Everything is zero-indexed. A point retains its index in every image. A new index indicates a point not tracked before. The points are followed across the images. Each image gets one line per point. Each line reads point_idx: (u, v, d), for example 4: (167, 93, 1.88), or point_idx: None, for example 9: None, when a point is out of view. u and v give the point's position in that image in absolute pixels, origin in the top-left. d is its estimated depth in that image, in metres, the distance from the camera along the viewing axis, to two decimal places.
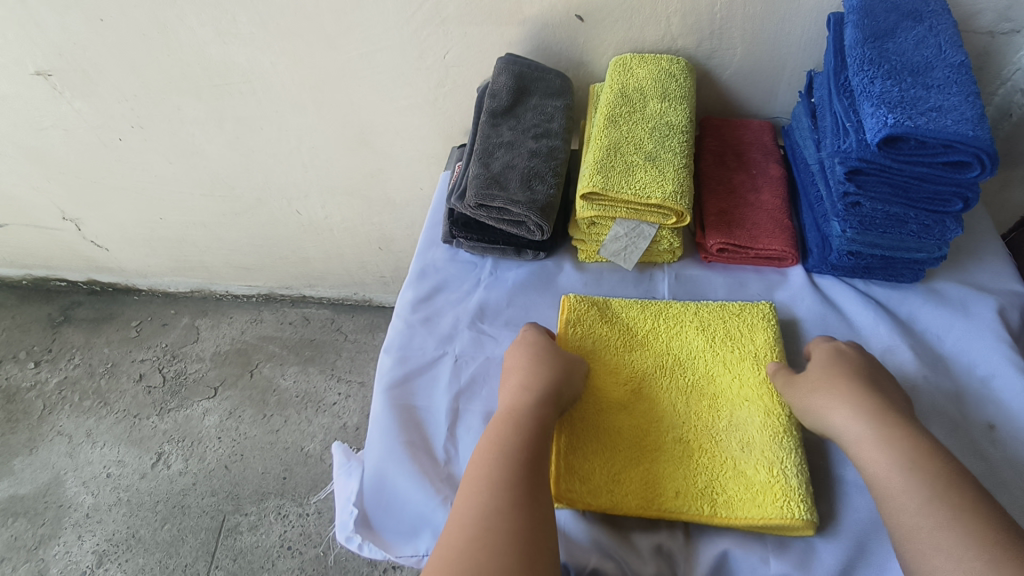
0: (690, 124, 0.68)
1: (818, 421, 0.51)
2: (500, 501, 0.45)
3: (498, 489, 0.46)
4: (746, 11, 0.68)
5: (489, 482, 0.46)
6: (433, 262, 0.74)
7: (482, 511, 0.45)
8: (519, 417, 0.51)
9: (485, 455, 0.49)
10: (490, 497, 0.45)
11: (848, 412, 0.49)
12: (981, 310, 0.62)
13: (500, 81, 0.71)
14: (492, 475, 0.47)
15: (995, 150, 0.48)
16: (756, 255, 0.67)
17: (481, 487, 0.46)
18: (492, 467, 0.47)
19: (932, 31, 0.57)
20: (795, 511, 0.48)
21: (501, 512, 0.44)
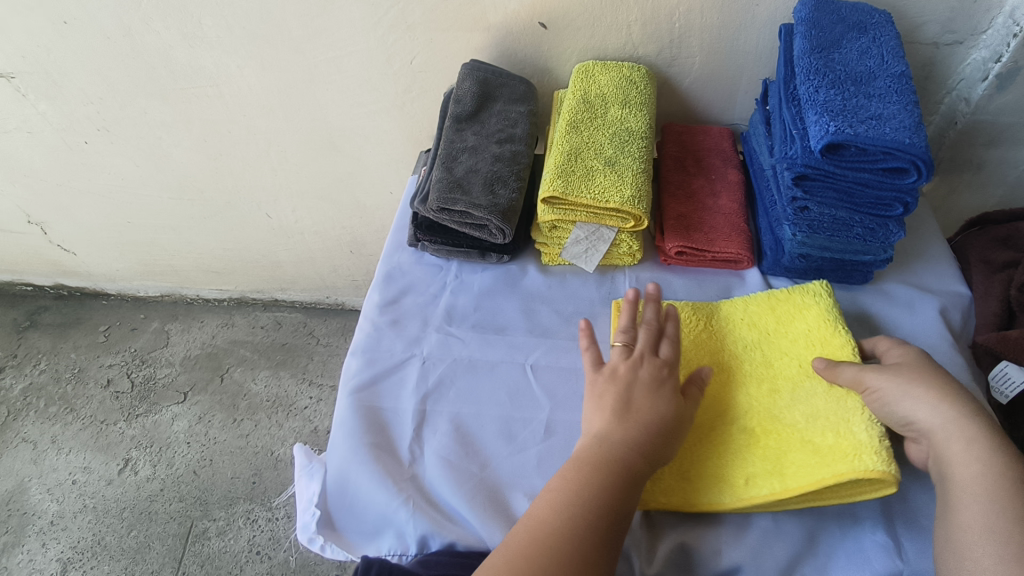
0: (650, 131, 0.69)
1: (909, 407, 0.49)
2: (585, 546, 0.45)
3: (589, 534, 0.46)
4: (704, 21, 0.70)
5: (581, 522, 0.46)
6: (400, 265, 0.74)
7: (566, 549, 0.45)
8: (629, 469, 0.49)
9: (585, 489, 0.48)
10: (581, 533, 0.46)
11: (944, 404, 0.48)
12: (925, 309, 0.64)
13: (465, 87, 0.72)
14: (587, 515, 0.47)
15: (931, 156, 0.51)
16: (714, 258, 0.69)
17: (572, 525, 0.46)
18: (588, 510, 0.47)
19: (876, 42, 0.59)
20: (870, 465, 0.47)
21: (585, 560, 0.45)
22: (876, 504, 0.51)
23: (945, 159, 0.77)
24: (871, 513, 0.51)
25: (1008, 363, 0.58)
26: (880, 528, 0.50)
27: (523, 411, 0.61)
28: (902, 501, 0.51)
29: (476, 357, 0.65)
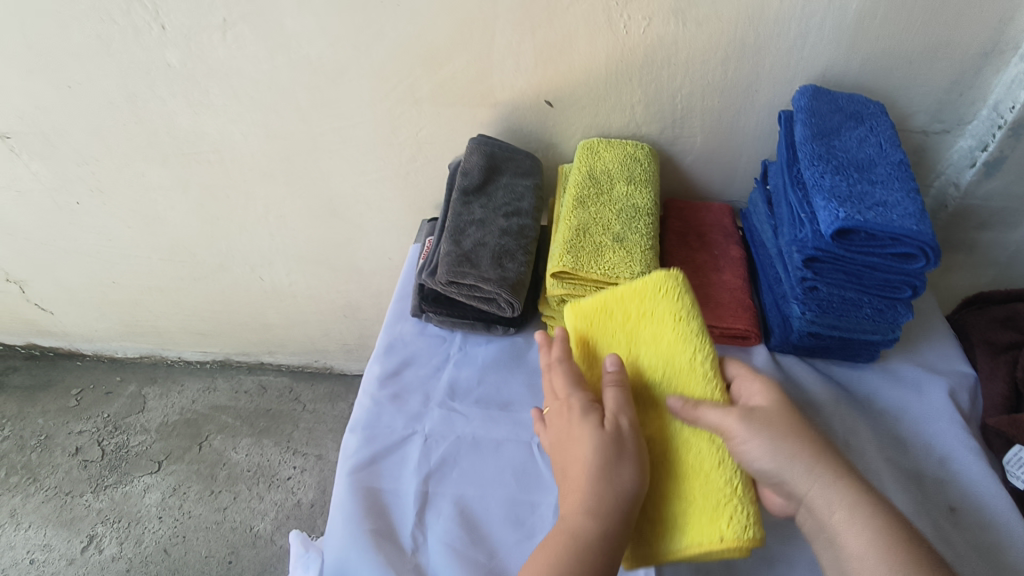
0: (655, 208, 0.70)
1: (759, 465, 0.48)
2: None
3: None
4: (705, 104, 0.73)
5: None
6: (401, 336, 0.72)
7: None
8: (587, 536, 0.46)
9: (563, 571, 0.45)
10: None
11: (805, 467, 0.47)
12: (934, 390, 0.64)
13: (473, 160, 0.72)
14: None
15: (937, 243, 0.52)
16: (721, 333, 0.69)
17: None
18: None
19: (873, 131, 0.62)
20: (699, 522, 0.47)
21: None
22: None
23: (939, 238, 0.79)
24: None
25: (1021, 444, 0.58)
26: None
27: (532, 494, 0.58)
28: None
29: (481, 434, 0.63)
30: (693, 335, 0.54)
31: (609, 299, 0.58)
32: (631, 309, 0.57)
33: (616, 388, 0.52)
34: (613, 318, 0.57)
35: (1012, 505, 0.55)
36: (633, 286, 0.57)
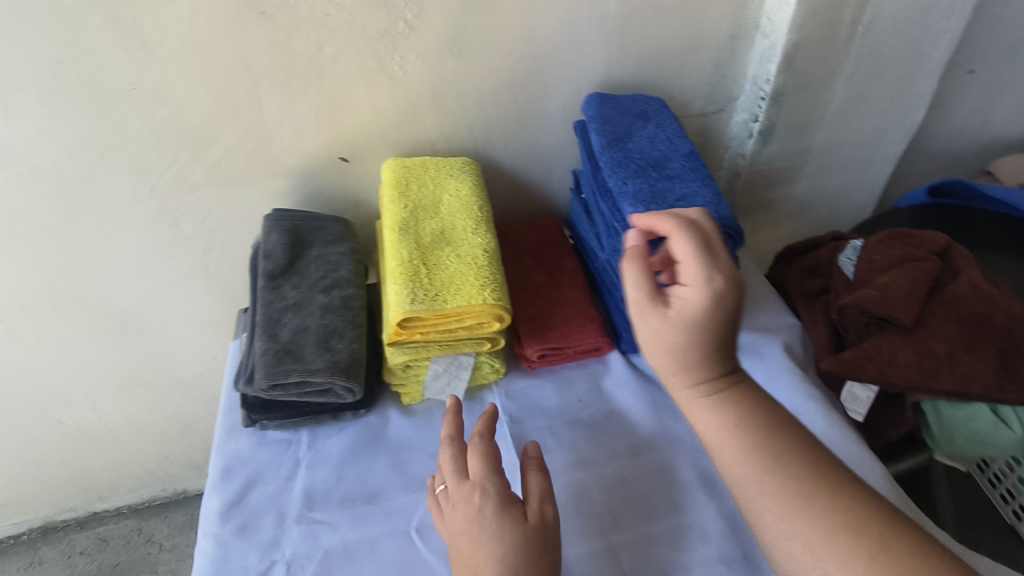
0: (492, 239, 0.64)
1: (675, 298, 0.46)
2: None
3: None
4: (503, 129, 0.72)
5: None
6: (238, 454, 0.63)
7: None
8: None
9: None
10: None
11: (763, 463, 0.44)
12: (772, 352, 0.68)
13: (272, 239, 0.65)
14: None
15: (736, 223, 0.55)
16: (575, 351, 0.69)
17: None
18: None
19: (660, 128, 0.64)
20: (470, 276, 0.59)
21: None
22: None
23: (742, 206, 0.85)
24: None
25: (850, 382, 0.64)
26: None
27: None
28: None
29: (352, 539, 0.56)
30: (484, 206, 0.67)
31: (426, 159, 0.69)
32: (436, 170, 0.68)
33: (542, 474, 0.52)
34: (426, 167, 0.68)
35: (856, 438, 0.61)
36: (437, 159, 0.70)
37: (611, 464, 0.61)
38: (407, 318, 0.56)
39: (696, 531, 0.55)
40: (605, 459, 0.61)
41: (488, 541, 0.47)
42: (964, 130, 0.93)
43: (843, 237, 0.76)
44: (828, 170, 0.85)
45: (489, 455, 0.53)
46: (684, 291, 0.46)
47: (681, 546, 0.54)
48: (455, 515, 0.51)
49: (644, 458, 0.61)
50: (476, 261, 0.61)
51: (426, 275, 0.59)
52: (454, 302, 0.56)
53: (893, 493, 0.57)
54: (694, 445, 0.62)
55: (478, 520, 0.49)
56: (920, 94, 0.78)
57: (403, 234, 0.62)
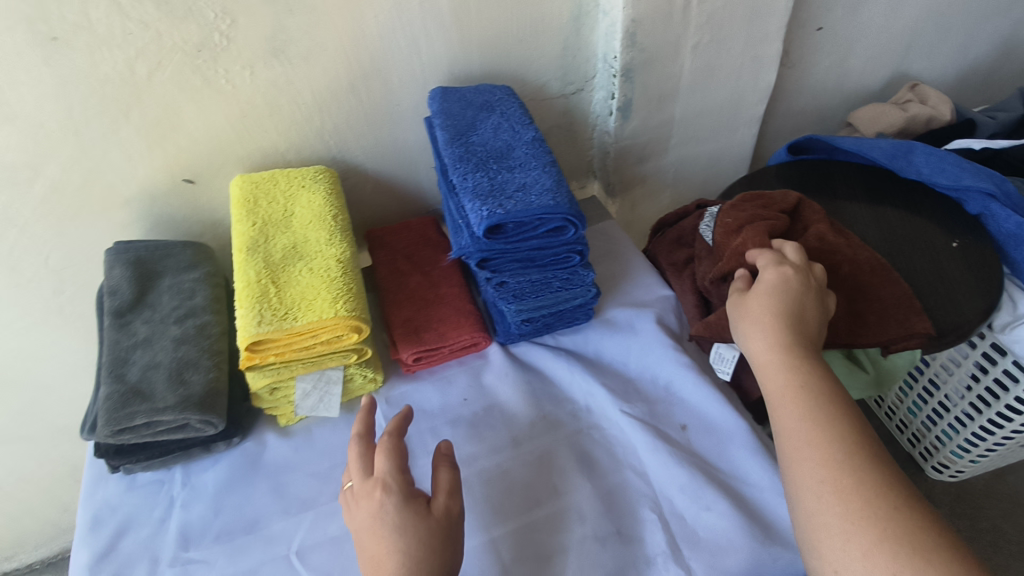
0: (349, 246, 0.62)
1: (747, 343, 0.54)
2: None
3: None
4: (356, 132, 0.70)
5: None
6: (107, 502, 0.60)
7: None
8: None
9: None
10: None
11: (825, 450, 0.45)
12: (645, 326, 0.71)
13: (115, 275, 0.61)
14: None
15: (576, 209, 0.55)
16: (452, 349, 0.68)
17: None
18: None
19: (504, 116, 0.63)
20: (322, 290, 0.58)
21: None
22: (659, 539, 0.54)
23: (617, 182, 0.86)
24: (657, 551, 0.53)
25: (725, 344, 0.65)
26: (670, 563, 0.53)
27: None
28: (680, 524, 0.55)
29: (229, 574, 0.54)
30: (341, 214, 0.65)
31: (274, 172, 0.66)
32: (287, 182, 0.65)
33: (453, 470, 0.51)
34: (275, 180, 0.65)
35: (725, 399, 0.64)
36: (290, 171, 0.67)
37: (492, 457, 0.61)
38: (256, 342, 0.55)
39: (573, 513, 0.56)
40: (486, 452, 0.61)
41: (390, 535, 0.46)
42: (825, 84, 0.97)
43: (706, 204, 0.78)
44: (696, 138, 0.86)
45: (397, 453, 0.52)
46: (765, 271, 0.56)
47: (561, 529, 0.55)
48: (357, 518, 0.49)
49: (525, 446, 0.62)
50: (329, 273, 0.59)
51: (274, 295, 0.57)
52: (302, 321, 0.55)
53: (757, 447, 0.60)
54: (572, 427, 0.63)
55: (382, 515, 0.47)
56: (768, 56, 0.80)
57: (249, 255, 0.59)
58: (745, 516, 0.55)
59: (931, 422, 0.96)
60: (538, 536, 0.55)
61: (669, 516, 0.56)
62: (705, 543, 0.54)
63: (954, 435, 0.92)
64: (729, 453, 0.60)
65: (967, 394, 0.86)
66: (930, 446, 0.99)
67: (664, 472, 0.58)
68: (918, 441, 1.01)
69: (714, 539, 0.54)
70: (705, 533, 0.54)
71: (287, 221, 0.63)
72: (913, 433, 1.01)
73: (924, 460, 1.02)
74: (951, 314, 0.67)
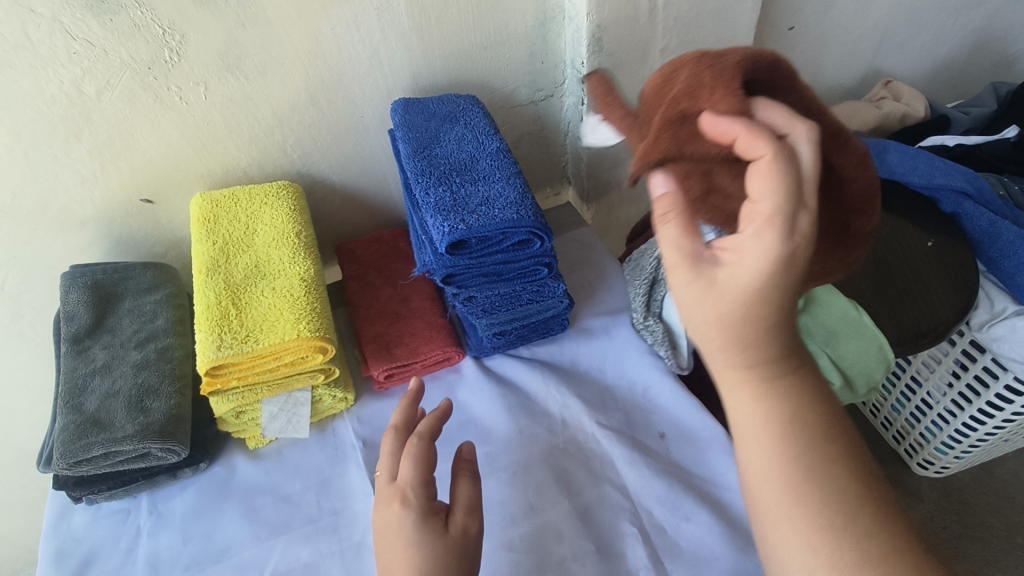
0: (313, 263, 0.61)
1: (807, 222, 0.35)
2: None
3: None
4: (320, 145, 0.68)
5: None
6: (71, 534, 0.58)
7: None
8: None
9: None
10: None
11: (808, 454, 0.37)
12: (621, 333, 0.71)
13: (73, 299, 0.59)
14: None
15: (541, 221, 0.54)
16: (425, 364, 0.67)
17: None
18: None
19: (468, 127, 0.62)
20: (285, 310, 0.56)
21: None
22: (639, 554, 0.53)
23: (592, 188, 0.85)
24: (638, 567, 0.52)
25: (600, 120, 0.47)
26: None
27: None
28: (659, 538, 0.54)
29: None
30: (305, 231, 0.63)
31: (235, 189, 0.64)
32: (249, 199, 0.64)
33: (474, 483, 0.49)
34: (236, 198, 0.64)
35: (702, 407, 0.63)
36: (253, 187, 0.66)
37: None
38: (216, 367, 0.53)
39: (550, 531, 0.55)
40: None
41: (408, 550, 0.44)
42: None
43: None
44: None
45: (424, 459, 0.49)
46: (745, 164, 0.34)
47: (539, 547, 0.54)
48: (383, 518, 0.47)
49: (501, 461, 0.61)
50: (292, 292, 0.58)
51: (235, 317, 0.55)
52: (264, 343, 0.53)
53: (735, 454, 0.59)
54: (548, 441, 0.62)
55: (402, 526, 0.45)
56: None
57: (210, 276, 0.58)
58: (725, 527, 0.54)
59: (915, 419, 0.96)
60: (516, 555, 0.54)
61: (648, 530, 0.55)
62: (685, 557, 0.53)
63: (938, 432, 0.92)
64: (709, 462, 0.59)
65: (949, 391, 0.86)
66: (914, 443, 0.98)
67: (641, 485, 0.57)
68: (903, 439, 1.01)
69: (694, 552, 0.53)
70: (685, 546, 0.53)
71: (249, 240, 0.62)
72: (898, 430, 1.01)
73: (910, 456, 1.01)
74: (926, 314, 0.69)
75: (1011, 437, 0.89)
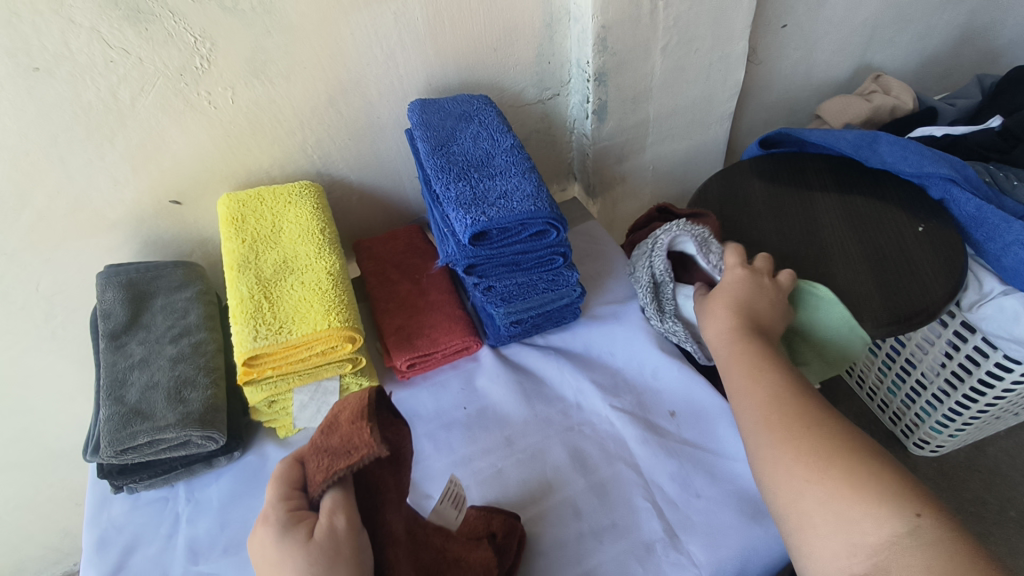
0: (338, 259, 0.64)
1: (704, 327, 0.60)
2: None
3: None
4: (340, 145, 0.71)
5: None
6: (112, 522, 0.60)
7: None
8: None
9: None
10: None
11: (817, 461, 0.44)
12: (628, 320, 0.74)
13: (108, 298, 0.62)
14: None
15: (557, 213, 0.57)
16: (444, 354, 0.70)
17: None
18: None
19: (483, 125, 0.66)
20: (315, 303, 0.59)
21: None
22: (655, 524, 0.56)
23: (597, 182, 0.89)
24: (655, 536, 0.55)
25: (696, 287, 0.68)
26: (668, 547, 0.55)
27: None
28: (673, 509, 0.57)
29: None
30: (329, 228, 0.66)
31: (260, 190, 0.67)
32: (274, 199, 0.67)
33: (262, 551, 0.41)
34: (261, 197, 0.67)
35: (709, 388, 0.66)
36: (276, 187, 0.69)
37: (488, 456, 0.63)
38: (251, 357, 0.56)
39: (570, 508, 0.58)
40: (483, 452, 0.63)
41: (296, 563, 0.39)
42: (792, 78, 1.00)
43: (669, 209, 0.80)
44: (671, 137, 0.89)
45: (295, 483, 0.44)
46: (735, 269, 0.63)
47: (559, 521, 0.57)
48: (260, 553, 0.41)
49: (520, 442, 0.64)
50: (320, 286, 0.61)
51: (268, 310, 0.58)
52: (296, 334, 0.56)
53: None
54: (564, 424, 0.65)
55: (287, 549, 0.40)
56: (735, 54, 0.83)
57: (240, 272, 0.61)
58: (740, 499, 0.57)
59: (910, 401, 1.00)
60: (538, 529, 0.57)
61: (663, 503, 0.58)
62: (698, 526, 0.56)
63: (932, 411, 0.96)
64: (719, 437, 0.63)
65: (942, 371, 0.89)
66: (911, 424, 1.02)
67: (655, 461, 0.61)
68: (899, 420, 1.04)
69: (707, 520, 0.56)
70: (697, 515, 0.57)
71: (275, 236, 0.64)
72: (894, 412, 1.05)
73: (905, 437, 1.05)
74: (920, 297, 0.70)
75: (1002, 414, 0.93)
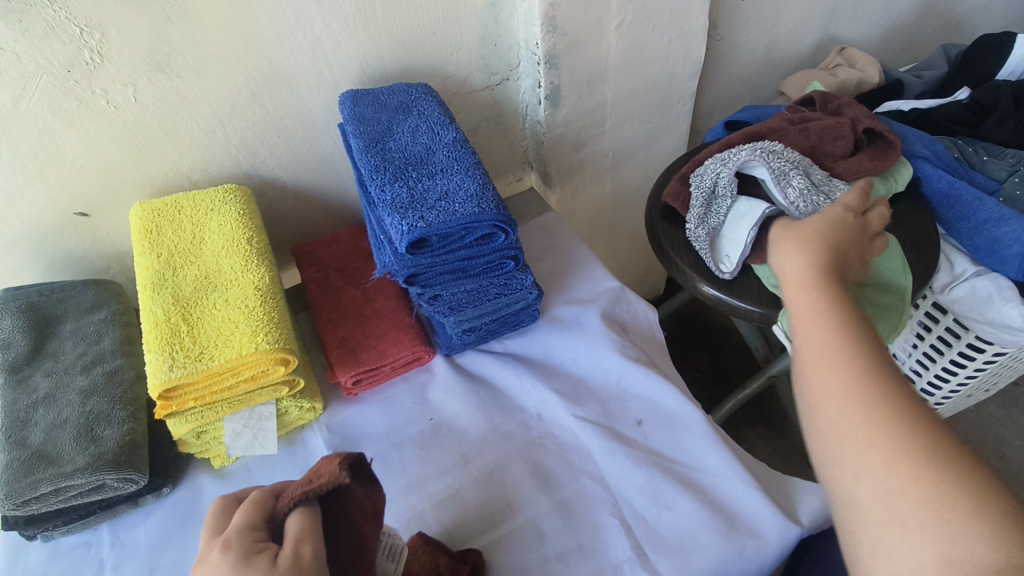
0: (268, 270, 0.58)
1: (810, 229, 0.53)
2: None
3: None
4: (268, 143, 0.65)
5: None
6: (27, 573, 0.54)
7: None
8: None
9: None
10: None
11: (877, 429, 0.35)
12: (590, 320, 0.69)
13: (7, 325, 0.55)
14: None
15: (504, 214, 0.52)
16: (393, 367, 0.65)
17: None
18: None
19: (422, 118, 0.60)
20: (241, 323, 0.53)
21: None
22: (623, 543, 0.52)
23: (554, 171, 0.83)
24: (623, 556, 0.52)
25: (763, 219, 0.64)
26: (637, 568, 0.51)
27: None
28: (642, 524, 0.54)
29: None
30: (257, 237, 0.60)
31: (178, 196, 0.61)
32: (193, 206, 0.60)
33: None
34: (179, 205, 0.60)
35: (677, 390, 0.62)
36: (197, 193, 0.62)
37: (443, 477, 0.58)
38: (168, 389, 0.50)
39: (533, 531, 0.54)
40: (437, 472, 0.58)
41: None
42: (754, 54, 0.96)
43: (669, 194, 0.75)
44: (631, 120, 0.84)
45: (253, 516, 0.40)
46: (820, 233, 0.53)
47: (522, 545, 0.53)
48: None
49: (479, 459, 0.59)
50: (247, 303, 0.55)
51: (186, 334, 0.52)
52: (218, 361, 0.50)
53: (714, 436, 0.59)
54: (525, 437, 0.61)
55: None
56: (695, 30, 0.78)
57: (155, 292, 0.54)
58: (711, 509, 0.54)
59: None
60: (499, 555, 0.53)
61: (631, 520, 0.54)
62: (669, 542, 0.52)
63: None
64: (688, 443, 0.59)
65: (914, 352, 0.87)
66: None
67: (623, 473, 0.57)
68: None
69: (678, 535, 0.53)
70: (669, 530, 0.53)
71: (196, 249, 0.58)
72: None
73: None
74: None
75: (974, 393, 0.91)
